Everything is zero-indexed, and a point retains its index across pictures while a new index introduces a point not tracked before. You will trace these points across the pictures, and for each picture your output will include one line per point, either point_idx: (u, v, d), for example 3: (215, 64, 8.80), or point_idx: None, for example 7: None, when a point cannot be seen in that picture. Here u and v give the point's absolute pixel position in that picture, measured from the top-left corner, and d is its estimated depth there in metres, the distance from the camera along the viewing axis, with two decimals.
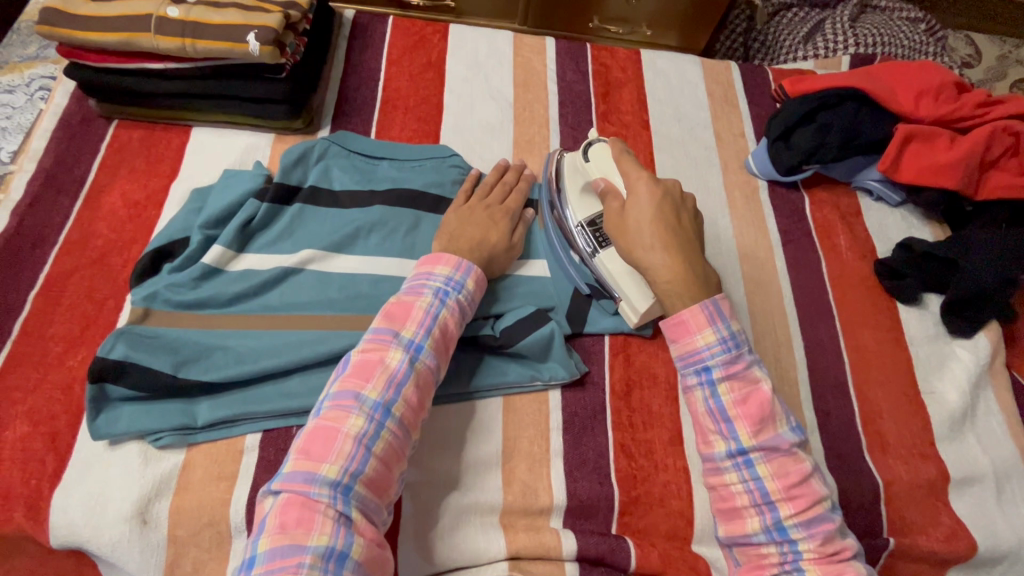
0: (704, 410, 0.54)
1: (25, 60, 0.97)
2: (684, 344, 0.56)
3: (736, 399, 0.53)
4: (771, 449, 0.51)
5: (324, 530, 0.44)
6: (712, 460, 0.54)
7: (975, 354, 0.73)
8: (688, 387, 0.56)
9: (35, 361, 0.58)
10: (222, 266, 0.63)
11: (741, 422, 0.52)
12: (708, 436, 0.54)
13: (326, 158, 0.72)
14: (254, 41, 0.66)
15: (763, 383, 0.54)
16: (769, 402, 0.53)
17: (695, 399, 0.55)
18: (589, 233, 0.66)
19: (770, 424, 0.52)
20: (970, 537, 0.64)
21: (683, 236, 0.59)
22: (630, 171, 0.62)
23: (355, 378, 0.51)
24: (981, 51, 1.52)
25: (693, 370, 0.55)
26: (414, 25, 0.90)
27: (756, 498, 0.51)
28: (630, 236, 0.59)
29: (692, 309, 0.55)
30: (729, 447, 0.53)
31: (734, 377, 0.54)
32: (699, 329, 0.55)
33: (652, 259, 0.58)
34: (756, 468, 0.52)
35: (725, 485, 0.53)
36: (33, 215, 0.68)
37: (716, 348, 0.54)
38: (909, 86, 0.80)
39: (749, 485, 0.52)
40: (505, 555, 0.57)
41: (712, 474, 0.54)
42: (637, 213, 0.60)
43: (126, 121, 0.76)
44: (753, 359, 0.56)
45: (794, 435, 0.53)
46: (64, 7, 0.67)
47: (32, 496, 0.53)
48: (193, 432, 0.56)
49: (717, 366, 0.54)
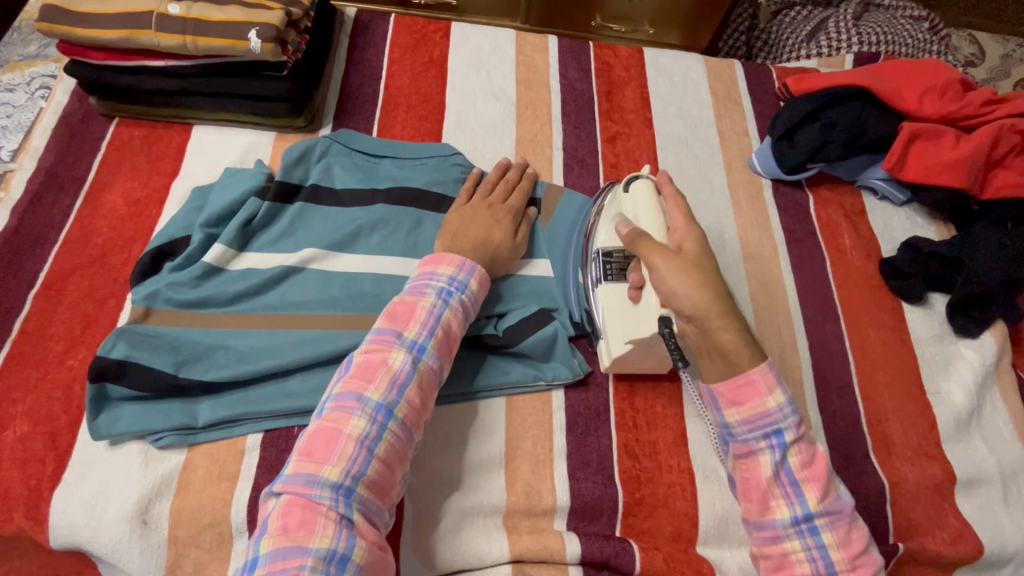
0: (770, 475, 0.50)
1: (25, 59, 0.97)
2: (751, 406, 0.51)
3: (803, 461, 0.51)
4: (837, 516, 0.50)
5: (326, 533, 0.44)
6: (771, 527, 0.50)
7: (981, 354, 0.73)
8: (749, 450, 0.52)
9: (35, 360, 0.58)
10: (223, 265, 0.63)
11: (810, 487, 0.50)
12: (768, 501, 0.51)
13: (329, 156, 0.72)
14: (255, 38, 0.65)
15: (819, 446, 0.52)
16: (829, 466, 0.52)
17: (758, 461, 0.51)
18: (601, 263, 0.64)
19: (832, 488, 0.51)
20: (977, 538, 0.64)
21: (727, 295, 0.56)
22: (678, 217, 0.59)
23: (357, 379, 0.50)
24: (984, 50, 1.51)
25: (760, 434, 0.51)
26: (416, 24, 0.89)
27: (818, 567, 0.49)
28: (694, 279, 0.53)
29: (759, 367, 0.51)
30: (795, 513, 0.50)
31: (801, 441, 0.51)
32: (771, 389, 0.51)
33: (720, 306, 0.53)
34: (820, 537, 0.49)
35: (783, 553, 0.50)
36: (33, 214, 0.67)
37: (788, 410, 0.51)
38: (915, 83, 0.79)
39: (812, 553, 0.49)
40: (509, 557, 0.57)
41: (769, 543, 0.51)
42: (692, 260, 0.55)
43: (127, 119, 0.75)
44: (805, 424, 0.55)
45: (849, 500, 0.52)
46: (66, 5, 0.67)
47: (32, 496, 0.52)
48: (194, 432, 0.56)
49: (789, 429, 0.51)
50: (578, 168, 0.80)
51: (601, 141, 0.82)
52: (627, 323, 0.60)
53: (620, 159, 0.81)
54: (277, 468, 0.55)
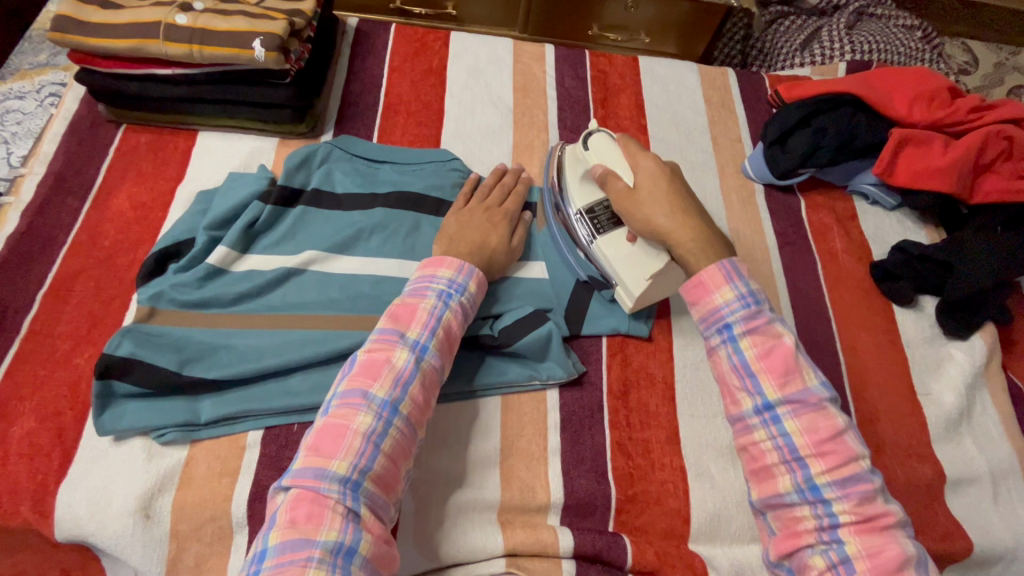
0: (728, 367, 0.53)
1: (36, 67, 1.00)
2: (704, 305, 0.55)
3: (760, 353, 0.52)
4: (798, 404, 0.50)
5: (333, 526, 0.45)
6: (740, 418, 0.52)
7: (971, 356, 0.74)
8: (711, 347, 0.55)
9: (42, 359, 0.60)
10: (227, 267, 0.64)
11: (766, 377, 0.51)
12: (734, 394, 0.53)
13: (330, 161, 0.74)
14: (259, 47, 0.67)
15: (787, 337, 0.53)
16: (794, 355, 0.51)
17: (720, 357, 0.54)
18: (587, 220, 0.69)
19: (795, 377, 0.51)
20: (967, 537, 0.64)
21: (698, 207, 0.60)
22: (636, 153, 0.63)
23: (363, 377, 0.52)
24: (977, 58, 1.53)
25: (714, 329, 0.54)
26: (415, 34, 0.91)
27: (784, 455, 0.49)
28: (645, 210, 0.59)
29: (708, 268, 0.55)
30: (755, 402, 0.51)
31: (757, 334, 0.52)
32: (717, 287, 0.54)
33: (673, 223, 0.58)
34: (784, 425, 0.50)
35: (754, 444, 0.51)
36: (42, 216, 0.69)
37: (736, 305, 0.53)
38: (902, 91, 0.81)
39: (777, 441, 0.50)
40: (503, 551, 0.58)
41: (742, 434, 0.53)
42: (649, 191, 0.60)
43: (134, 126, 0.77)
44: (778, 318, 0.55)
45: (824, 390, 0.51)
46: (77, 15, 0.69)
47: (38, 490, 0.54)
48: (197, 428, 0.57)
49: (739, 322, 0.53)
50: None
51: None
52: (640, 262, 0.64)
53: None
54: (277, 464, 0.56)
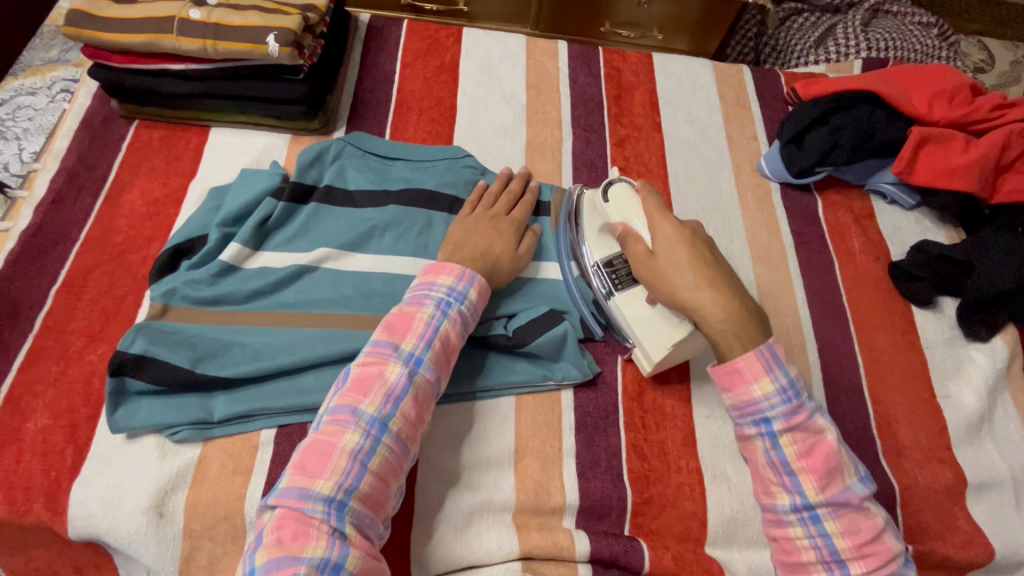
0: (765, 462, 0.53)
1: (47, 63, 0.99)
2: (738, 394, 0.53)
3: (801, 451, 0.51)
4: (840, 506, 0.50)
5: (319, 544, 0.44)
6: (773, 510, 0.53)
7: (991, 357, 0.73)
8: (746, 436, 0.54)
9: (55, 355, 0.59)
10: (239, 263, 0.64)
11: (807, 477, 0.51)
12: (769, 487, 0.53)
13: (343, 157, 0.73)
14: (273, 42, 0.67)
15: (828, 433, 0.52)
16: (835, 454, 0.52)
17: (755, 447, 0.54)
18: (604, 274, 0.65)
19: (836, 478, 0.51)
20: (988, 543, 0.64)
21: (725, 270, 0.57)
22: (655, 214, 0.60)
23: (353, 393, 0.51)
24: (994, 56, 1.51)
25: (750, 421, 0.53)
26: (428, 30, 0.91)
27: (823, 555, 0.50)
28: (667, 278, 0.56)
29: (746, 355, 0.52)
30: (795, 501, 0.51)
31: (798, 431, 0.52)
32: (756, 379, 0.52)
33: (697, 297, 0.55)
34: (824, 526, 0.51)
35: (788, 538, 0.52)
36: (55, 213, 0.69)
37: (776, 399, 0.52)
38: (923, 88, 0.80)
39: (816, 541, 0.51)
40: (518, 553, 0.57)
41: (775, 525, 0.53)
42: (672, 255, 0.57)
43: (146, 122, 0.77)
44: (816, 405, 0.54)
45: (863, 489, 0.52)
46: (90, 9, 0.69)
47: (51, 487, 0.53)
48: (210, 426, 0.57)
49: (778, 417, 0.52)
50: (587, 171, 0.81)
51: (610, 144, 0.83)
52: (658, 327, 0.61)
53: (629, 162, 0.82)
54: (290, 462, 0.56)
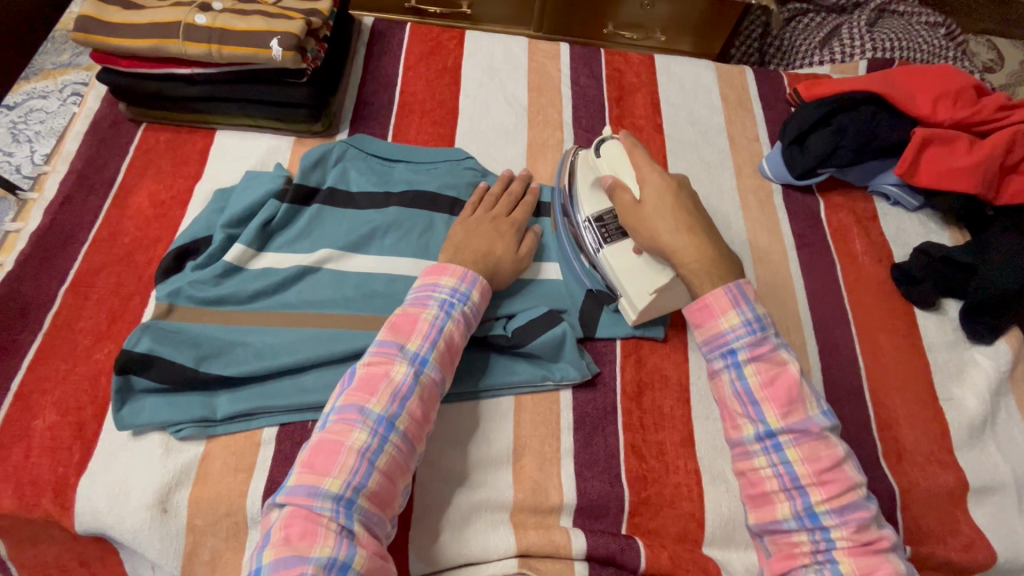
0: (731, 393, 0.54)
1: (59, 67, 1.02)
2: (708, 328, 0.56)
3: (763, 381, 0.52)
4: (801, 432, 0.50)
5: (327, 543, 0.45)
6: (740, 444, 0.53)
7: (995, 360, 0.72)
8: (714, 371, 0.56)
9: (64, 353, 0.61)
10: (243, 264, 0.65)
11: (769, 405, 0.51)
12: (735, 420, 0.53)
13: (345, 159, 0.74)
14: (277, 46, 0.68)
15: (790, 365, 0.53)
16: (798, 384, 0.52)
17: (722, 382, 0.55)
18: (595, 228, 0.67)
19: (799, 406, 0.51)
20: (990, 545, 0.63)
21: (705, 222, 0.61)
22: (642, 164, 0.63)
23: (360, 392, 0.52)
24: (1004, 56, 1.50)
25: (718, 353, 0.55)
26: (430, 33, 0.92)
27: (785, 482, 0.50)
28: (649, 223, 0.60)
29: (715, 292, 0.56)
30: (757, 429, 0.51)
31: (763, 362, 0.53)
32: (723, 312, 0.55)
33: (677, 240, 0.59)
34: (785, 452, 0.51)
35: (754, 470, 0.52)
36: (64, 214, 0.70)
37: (741, 330, 0.54)
38: (927, 90, 0.79)
39: (778, 469, 0.51)
40: (515, 552, 0.57)
41: (741, 459, 0.53)
42: (656, 205, 0.60)
43: (154, 125, 0.78)
44: (781, 343, 0.55)
45: (825, 420, 0.52)
46: (99, 15, 0.70)
47: (59, 483, 0.55)
48: (213, 424, 0.58)
49: (743, 348, 0.54)
50: None
51: None
52: (644, 274, 0.64)
53: None
54: (291, 460, 0.57)
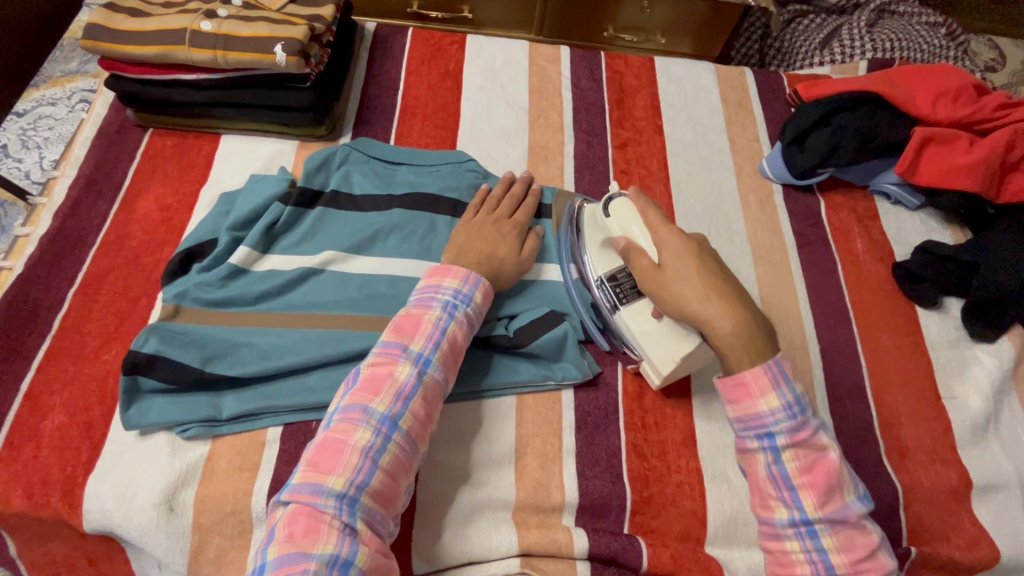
0: (766, 476, 0.52)
1: (67, 74, 1.03)
2: (744, 407, 0.52)
3: (802, 467, 0.51)
4: (838, 523, 0.50)
5: (330, 540, 0.46)
6: (771, 523, 0.52)
7: (998, 358, 0.72)
8: (745, 448, 0.53)
9: (73, 355, 0.62)
10: (248, 266, 0.66)
11: (807, 493, 0.50)
12: (767, 500, 0.52)
13: (348, 162, 0.75)
14: (281, 51, 0.69)
15: (829, 449, 0.52)
16: (836, 470, 0.51)
17: (755, 460, 0.53)
18: (609, 288, 0.66)
19: (836, 495, 0.51)
20: (994, 544, 0.63)
21: (733, 285, 0.57)
22: (657, 224, 0.60)
23: (364, 392, 0.53)
24: (1005, 55, 1.50)
25: (753, 434, 0.52)
26: (432, 37, 0.93)
27: (818, 569, 0.50)
28: (674, 289, 0.57)
29: (752, 369, 0.52)
30: (793, 516, 0.51)
31: (801, 446, 0.51)
32: (762, 394, 0.51)
33: (707, 308, 0.55)
34: (820, 541, 0.50)
35: (784, 551, 0.52)
36: (72, 218, 0.71)
37: (782, 415, 0.51)
38: (926, 88, 0.80)
39: (811, 555, 0.50)
40: (517, 550, 0.58)
41: (771, 538, 0.53)
42: (678, 272, 0.57)
43: (160, 130, 0.79)
44: (819, 421, 0.53)
45: (861, 505, 0.51)
46: (107, 23, 0.71)
47: (68, 482, 0.55)
48: (219, 424, 0.58)
49: (782, 433, 0.51)
50: (589, 174, 0.82)
51: (611, 147, 0.84)
52: (666, 340, 0.61)
53: (630, 165, 0.83)
54: (296, 459, 0.57)
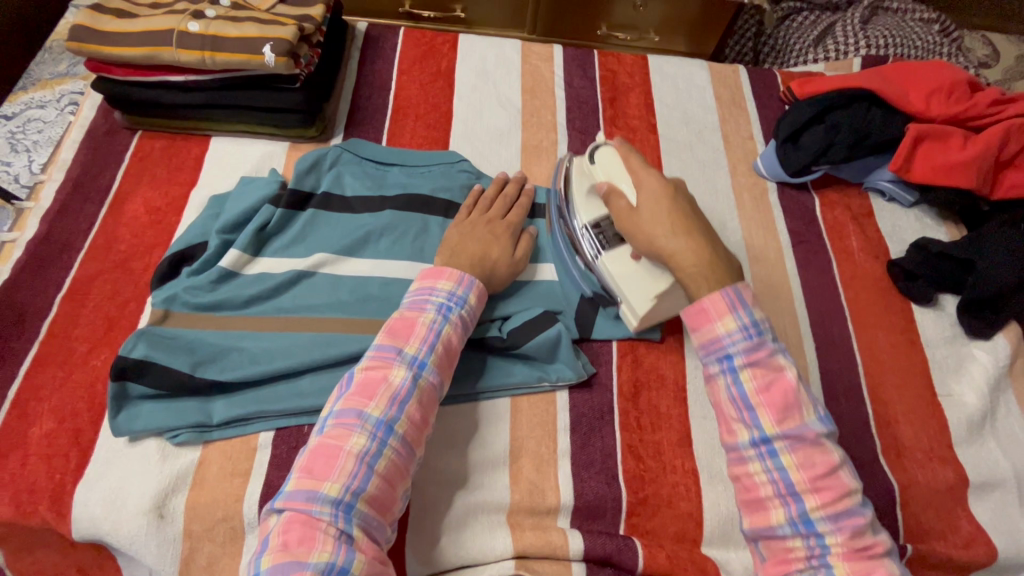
0: (726, 397, 0.52)
1: (56, 77, 1.02)
2: (705, 332, 0.53)
3: (759, 386, 0.50)
4: (796, 440, 0.49)
5: (325, 548, 0.45)
6: (735, 449, 0.51)
7: (993, 356, 0.72)
8: (710, 375, 0.53)
9: (60, 361, 0.61)
10: (239, 270, 0.65)
11: (764, 410, 0.50)
12: (730, 424, 0.52)
13: (339, 164, 0.74)
14: (269, 52, 0.68)
15: (788, 369, 0.51)
16: (794, 391, 0.50)
17: (718, 385, 0.53)
18: (593, 235, 0.67)
19: (795, 413, 0.50)
20: (991, 542, 0.63)
21: (702, 224, 0.58)
22: (637, 169, 0.61)
23: (358, 397, 0.52)
24: (998, 51, 1.49)
25: (714, 358, 0.53)
26: (424, 37, 0.92)
27: (779, 489, 0.49)
28: (645, 228, 0.58)
29: (712, 296, 0.53)
30: (752, 435, 0.50)
31: (758, 365, 0.51)
32: (720, 316, 0.52)
33: (674, 245, 0.56)
34: (780, 459, 0.49)
35: (748, 475, 0.51)
36: (60, 222, 0.71)
37: (737, 335, 0.51)
38: (920, 85, 0.79)
39: (772, 474, 0.49)
40: (512, 554, 0.57)
41: (736, 464, 0.52)
42: (651, 209, 0.58)
43: (149, 132, 0.79)
44: (779, 346, 0.53)
45: (822, 425, 0.50)
46: (92, 24, 0.70)
47: (56, 490, 0.55)
48: (209, 429, 0.58)
49: (739, 353, 0.51)
50: None
51: None
52: (643, 280, 0.63)
53: None
54: (288, 464, 0.57)
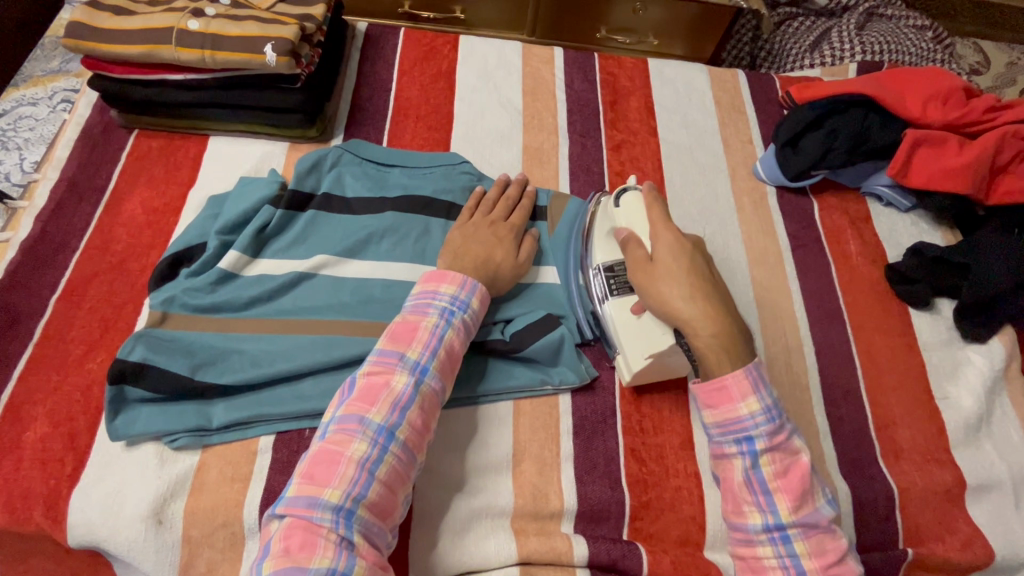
0: (741, 480, 0.53)
1: (49, 73, 1.01)
2: (724, 411, 0.54)
3: (777, 471, 0.52)
4: (809, 526, 0.51)
5: (326, 554, 0.44)
6: (744, 530, 0.53)
7: (989, 359, 0.72)
8: (724, 454, 0.54)
9: (55, 364, 0.60)
10: (238, 271, 0.64)
11: (781, 497, 0.52)
12: (741, 506, 0.53)
13: (340, 165, 0.74)
14: (271, 52, 0.68)
15: (802, 454, 0.54)
16: (809, 476, 0.53)
17: (732, 466, 0.54)
18: (604, 278, 0.65)
19: (808, 500, 0.52)
20: (988, 544, 0.63)
21: (718, 288, 0.59)
22: (657, 222, 0.62)
23: (360, 403, 0.51)
24: (989, 58, 1.52)
25: (732, 439, 0.54)
26: (424, 38, 0.92)
27: (790, 574, 0.50)
28: (660, 284, 0.58)
29: (734, 373, 0.54)
30: (766, 521, 0.51)
31: (776, 451, 0.53)
32: (743, 397, 0.53)
33: (690, 308, 0.56)
34: (793, 545, 0.51)
35: (757, 557, 0.52)
36: (54, 222, 0.69)
37: (761, 417, 0.53)
38: (916, 92, 0.80)
39: (784, 561, 0.51)
40: (516, 559, 0.57)
41: (743, 545, 0.53)
42: (667, 268, 0.59)
43: (146, 132, 0.78)
44: (792, 429, 0.56)
45: (829, 511, 0.53)
46: (90, 21, 0.69)
47: (51, 496, 0.54)
48: (209, 433, 0.57)
49: (761, 436, 0.53)
50: (584, 176, 0.81)
51: (606, 149, 0.84)
52: (644, 336, 0.61)
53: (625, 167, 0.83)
54: (289, 469, 0.56)
